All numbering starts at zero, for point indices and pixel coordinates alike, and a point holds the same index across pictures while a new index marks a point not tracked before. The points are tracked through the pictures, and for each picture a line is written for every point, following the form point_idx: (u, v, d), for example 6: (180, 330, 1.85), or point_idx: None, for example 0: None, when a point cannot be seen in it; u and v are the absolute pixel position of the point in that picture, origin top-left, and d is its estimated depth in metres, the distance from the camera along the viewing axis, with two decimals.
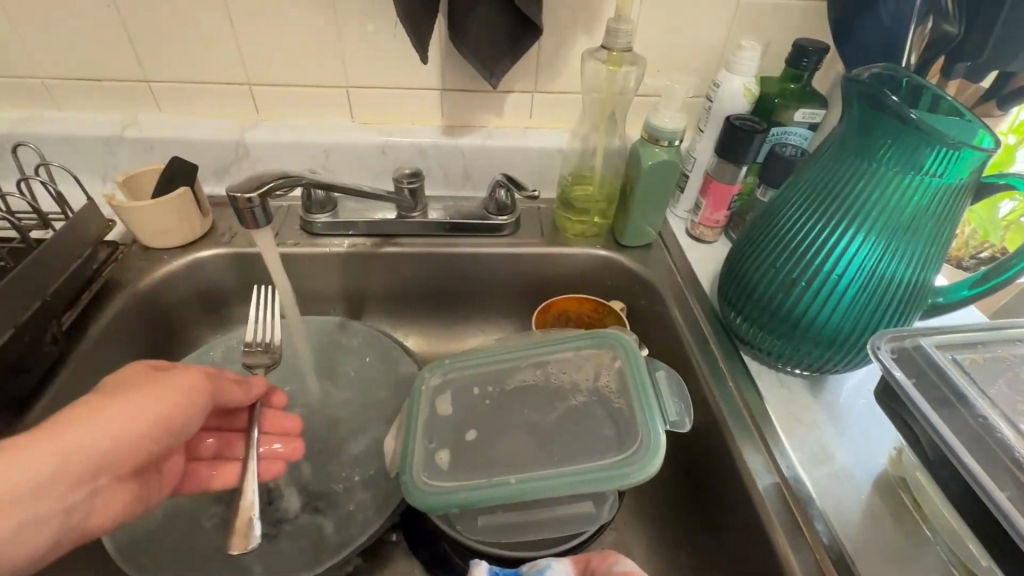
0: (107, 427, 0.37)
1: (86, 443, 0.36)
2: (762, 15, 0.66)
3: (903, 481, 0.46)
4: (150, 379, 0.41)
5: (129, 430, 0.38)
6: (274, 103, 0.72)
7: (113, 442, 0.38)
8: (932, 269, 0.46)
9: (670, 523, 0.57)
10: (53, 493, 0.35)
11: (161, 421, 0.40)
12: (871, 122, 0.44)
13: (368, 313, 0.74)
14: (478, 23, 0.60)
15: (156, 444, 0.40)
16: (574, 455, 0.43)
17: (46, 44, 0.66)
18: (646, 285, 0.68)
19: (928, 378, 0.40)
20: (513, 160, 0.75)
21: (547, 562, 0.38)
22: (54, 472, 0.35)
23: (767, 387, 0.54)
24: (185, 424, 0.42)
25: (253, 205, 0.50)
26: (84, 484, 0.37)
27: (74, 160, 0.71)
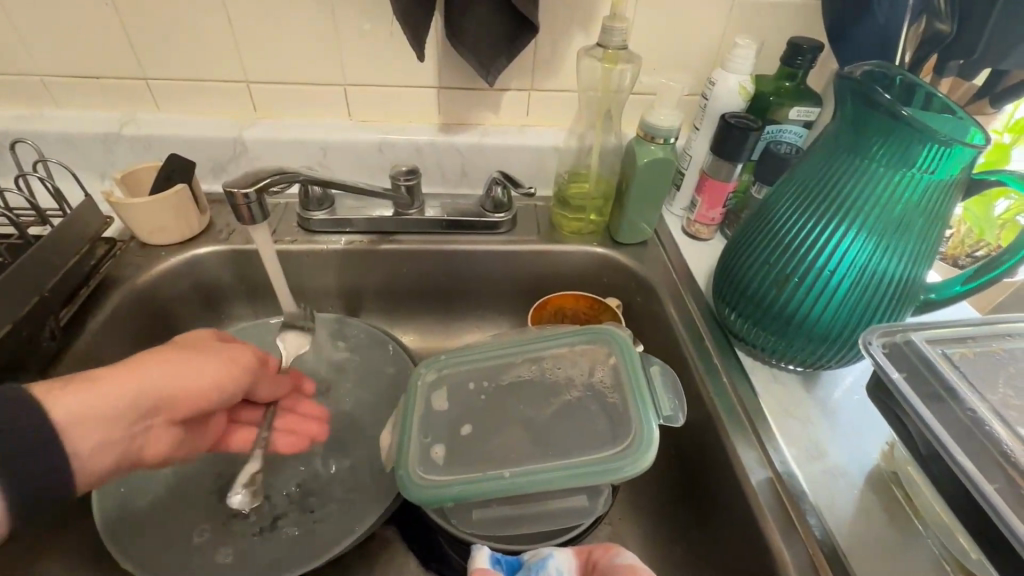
0: (174, 375, 0.43)
1: (157, 382, 0.42)
2: (756, 15, 0.66)
3: (895, 476, 0.47)
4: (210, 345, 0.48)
5: (192, 377, 0.44)
6: (271, 101, 0.72)
7: (171, 389, 0.43)
8: (924, 266, 0.47)
9: (665, 519, 0.57)
10: (124, 423, 0.40)
11: (215, 381, 0.46)
12: (864, 120, 0.44)
13: (365, 310, 0.75)
14: (474, 23, 0.61)
15: (207, 398, 0.46)
16: (568, 449, 0.43)
17: (44, 42, 0.66)
18: (642, 283, 0.68)
19: (920, 374, 0.40)
20: (509, 159, 0.76)
21: (549, 551, 0.39)
22: (126, 404, 0.40)
23: (761, 383, 0.55)
24: (232, 388, 0.48)
25: (249, 201, 0.50)
26: (149, 420, 0.42)
27: (72, 158, 0.72)
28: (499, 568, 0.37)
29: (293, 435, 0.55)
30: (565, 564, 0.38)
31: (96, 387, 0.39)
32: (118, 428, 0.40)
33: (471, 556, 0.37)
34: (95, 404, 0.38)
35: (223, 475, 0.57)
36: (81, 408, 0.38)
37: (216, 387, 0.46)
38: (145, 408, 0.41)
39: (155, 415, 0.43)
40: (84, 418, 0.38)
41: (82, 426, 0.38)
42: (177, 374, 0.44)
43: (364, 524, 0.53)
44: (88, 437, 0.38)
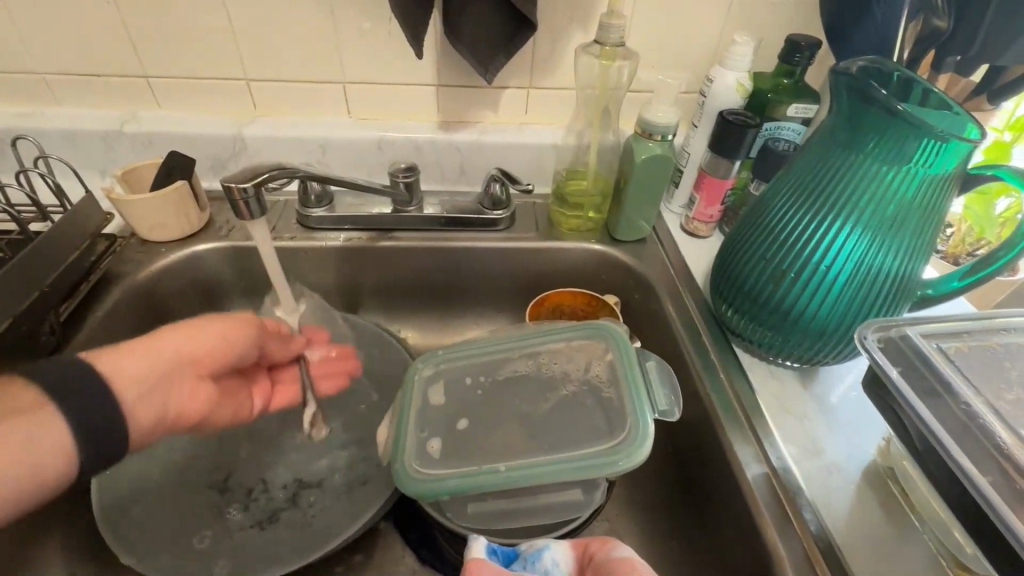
0: (192, 338, 0.45)
1: (176, 342, 0.43)
2: (754, 12, 0.66)
3: (891, 471, 0.47)
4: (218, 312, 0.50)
5: (207, 333, 0.46)
6: (270, 99, 0.73)
7: (191, 347, 0.44)
8: (921, 261, 0.47)
9: (662, 514, 0.57)
10: (158, 376, 0.41)
11: (230, 334, 0.47)
12: (860, 115, 0.44)
13: (364, 307, 0.75)
14: (472, 21, 0.61)
15: (228, 353, 0.47)
16: (563, 443, 0.44)
17: (46, 40, 0.66)
18: (640, 280, 0.68)
19: (915, 368, 0.40)
20: (508, 157, 0.76)
21: (546, 543, 0.39)
22: (156, 366, 0.41)
23: (758, 379, 0.55)
24: (249, 341, 0.49)
25: (247, 196, 0.51)
26: (179, 375, 0.43)
27: (73, 155, 0.72)
28: (494, 558, 0.37)
29: (331, 376, 0.60)
30: (561, 557, 0.38)
31: (125, 349, 0.40)
32: (155, 385, 0.41)
33: (466, 546, 0.37)
34: (124, 360, 0.39)
35: (222, 470, 0.58)
36: (118, 369, 0.39)
37: (233, 342, 0.47)
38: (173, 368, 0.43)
39: (185, 373, 0.44)
40: (120, 372, 0.39)
41: (124, 383, 0.39)
42: (195, 336, 0.45)
43: (362, 518, 0.53)
44: (128, 387, 0.39)
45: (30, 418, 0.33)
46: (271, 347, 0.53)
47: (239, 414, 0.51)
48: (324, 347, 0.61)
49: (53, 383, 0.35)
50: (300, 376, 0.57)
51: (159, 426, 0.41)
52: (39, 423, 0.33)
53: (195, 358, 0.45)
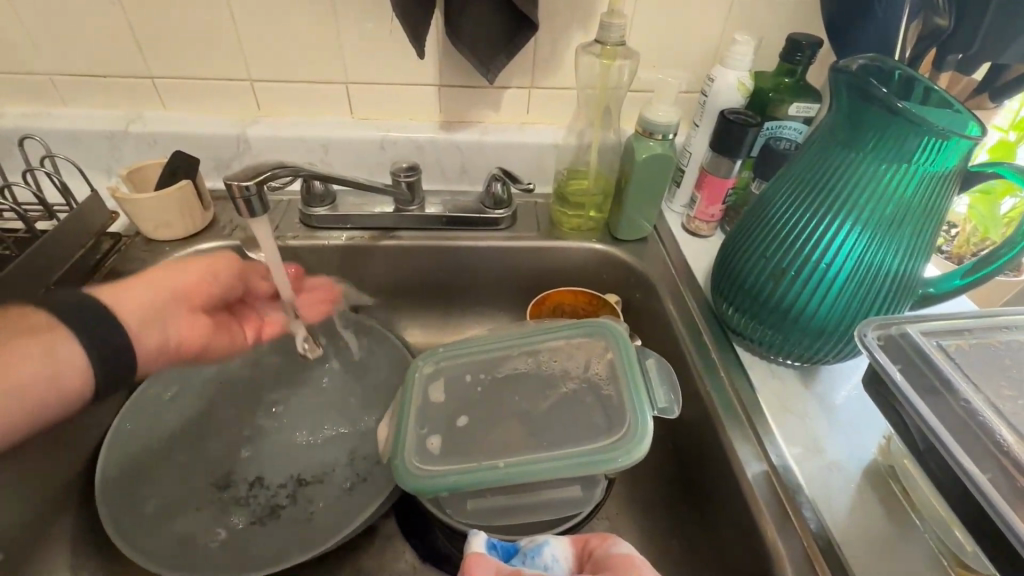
0: (177, 274, 0.48)
1: (164, 279, 0.47)
2: (756, 12, 0.67)
3: (892, 470, 0.47)
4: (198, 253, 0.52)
5: (189, 271, 0.49)
6: (273, 99, 0.73)
7: (177, 283, 0.48)
8: (922, 260, 0.46)
9: (662, 513, 0.57)
10: (154, 308, 0.45)
11: (211, 272, 0.50)
12: (860, 113, 0.44)
13: (366, 306, 0.75)
14: (472, 21, 0.61)
15: (213, 287, 0.50)
16: (563, 440, 0.44)
17: (52, 41, 0.67)
18: (641, 279, 0.68)
19: (914, 365, 0.40)
20: (509, 157, 0.76)
21: (545, 538, 0.39)
22: (149, 299, 0.45)
23: (759, 378, 0.55)
24: (229, 276, 0.52)
25: (248, 194, 0.51)
26: (172, 307, 0.47)
27: (79, 155, 0.73)
28: (494, 553, 0.37)
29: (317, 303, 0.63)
30: (561, 553, 0.38)
31: (120, 286, 0.44)
32: (152, 317, 0.45)
33: (466, 540, 0.37)
34: (120, 294, 0.43)
35: (224, 466, 0.58)
36: (117, 302, 0.43)
37: (216, 276, 0.50)
38: (165, 301, 0.46)
39: (177, 306, 0.47)
40: (120, 305, 0.43)
41: (125, 313, 0.43)
42: (180, 272, 0.48)
43: (361, 515, 0.53)
44: (130, 317, 0.43)
45: (44, 337, 0.38)
46: (252, 282, 0.56)
47: (236, 346, 0.54)
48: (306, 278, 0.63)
49: (61, 309, 0.40)
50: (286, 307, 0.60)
51: (161, 354, 0.46)
52: (54, 340, 0.39)
53: (184, 293, 0.48)
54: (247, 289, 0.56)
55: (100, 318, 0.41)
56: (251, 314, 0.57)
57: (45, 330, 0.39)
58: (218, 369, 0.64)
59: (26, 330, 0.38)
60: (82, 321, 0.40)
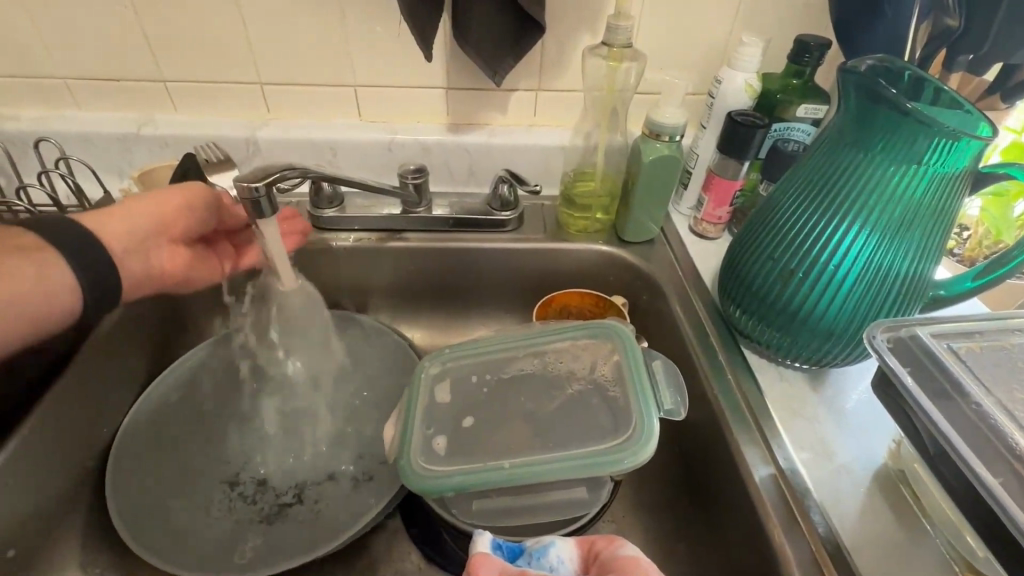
0: (155, 206, 0.52)
1: (145, 209, 0.51)
2: (765, 13, 0.66)
3: (902, 474, 0.46)
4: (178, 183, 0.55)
5: (168, 203, 0.52)
6: (283, 102, 0.74)
7: (157, 215, 0.52)
8: (931, 262, 0.46)
9: (669, 516, 0.57)
10: (137, 238, 0.51)
11: (188, 205, 0.54)
12: (869, 114, 0.44)
13: (373, 307, 0.76)
14: (479, 23, 0.62)
15: (189, 220, 0.54)
16: (569, 441, 0.44)
17: (68, 45, 0.68)
18: (648, 281, 0.68)
19: (924, 367, 0.40)
20: (516, 159, 0.77)
21: (552, 539, 0.39)
22: (130, 228, 0.50)
23: (767, 380, 0.54)
24: (206, 212, 0.55)
25: (258, 194, 0.51)
26: (153, 236, 0.52)
27: (93, 157, 0.74)
28: (499, 553, 0.37)
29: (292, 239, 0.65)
30: (567, 555, 0.38)
31: (106, 215, 0.50)
32: (135, 246, 0.51)
33: (472, 541, 0.37)
34: (107, 225, 0.49)
35: (232, 465, 0.59)
36: (102, 230, 0.49)
37: (192, 211, 0.54)
38: (144, 231, 0.51)
39: (156, 237, 0.52)
40: (106, 233, 0.49)
41: (110, 239, 0.49)
42: (160, 204, 0.52)
43: (367, 516, 0.53)
44: (114, 245, 0.49)
45: (37, 257, 0.43)
46: (226, 217, 0.58)
47: (213, 277, 0.59)
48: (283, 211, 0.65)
49: (51, 237, 0.44)
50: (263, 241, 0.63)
51: (144, 279, 0.52)
52: (45, 263, 0.43)
53: (163, 225, 0.53)
54: (223, 223, 0.59)
55: (88, 245, 0.46)
56: (230, 246, 0.61)
57: (36, 250, 0.43)
58: (227, 368, 0.64)
59: (19, 248, 0.43)
60: (71, 247, 0.45)
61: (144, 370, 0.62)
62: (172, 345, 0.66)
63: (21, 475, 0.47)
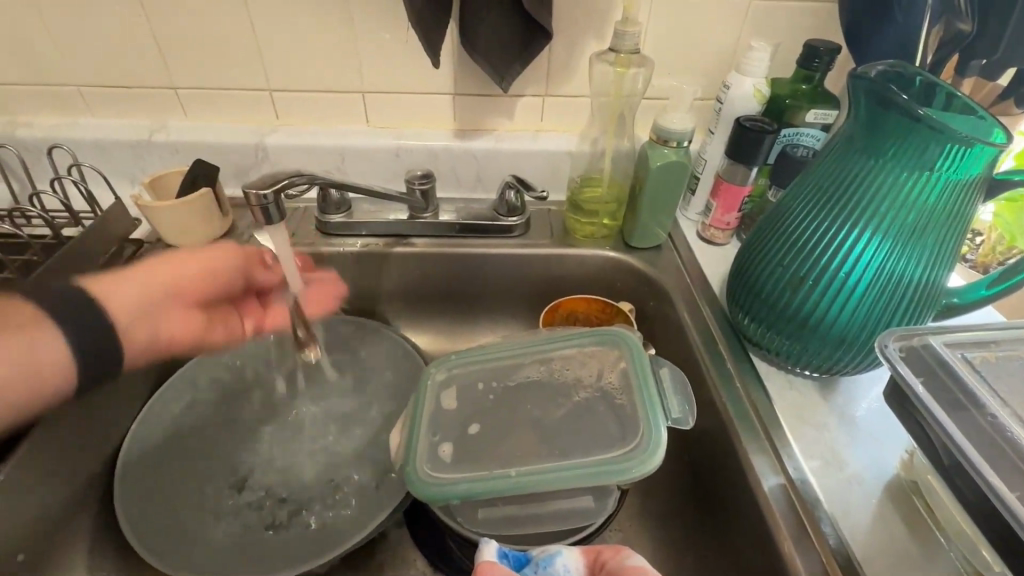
0: (179, 268, 0.50)
1: (159, 273, 0.48)
2: (772, 18, 0.66)
3: (915, 485, 0.45)
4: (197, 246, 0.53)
5: (185, 266, 0.50)
6: (292, 109, 0.74)
7: (173, 278, 0.49)
8: (944, 268, 0.46)
9: (676, 525, 0.56)
10: (148, 305, 0.47)
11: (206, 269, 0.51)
12: (880, 120, 0.43)
13: (380, 311, 0.76)
14: (486, 29, 0.62)
15: (206, 283, 0.51)
16: (575, 450, 0.43)
17: (82, 54, 0.69)
18: (655, 287, 0.67)
19: (938, 378, 0.39)
20: (522, 165, 0.77)
21: (557, 548, 0.39)
22: (148, 291, 0.47)
23: (776, 389, 0.53)
24: (224, 274, 0.53)
25: (266, 202, 0.52)
26: (165, 301, 0.48)
27: (105, 163, 0.75)
28: (505, 562, 0.37)
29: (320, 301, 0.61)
30: (572, 565, 0.38)
31: (114, 281, 0.45)
32: (145, 314, 0.46)
33: (478, 549, 0.37)
34: (115, 291, 0.45)
35: (239, 470, 0.59)
36: (108, 298, 0.44)
37: (214, 271, 0.52)
38: (163, 291, 0.48)
39: (170, 302, 0.49)
40: (112, 302, 0.44)
41: (119, 308, 0.44)
42: (176, 268, 0.49)
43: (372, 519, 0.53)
44: (123, 315, 0.44)
45: (30, 331, 0.39)
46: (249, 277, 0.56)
47: (232, 339, 0.56)
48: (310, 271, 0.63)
49: (50, 306, 0.40)
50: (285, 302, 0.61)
51: (152, 348, 0.47)
52: (41, 336, 0.39)
53: (177, 289, 0.49)
54: (246, 281, 0.57)
55: (92, 314, 0.42)
56: (251, 304, 0.59)
57: (32, 323, 0.39)
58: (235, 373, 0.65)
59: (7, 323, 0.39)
60: (71, 316, 0.41)
61: (153, 375, 0.63)
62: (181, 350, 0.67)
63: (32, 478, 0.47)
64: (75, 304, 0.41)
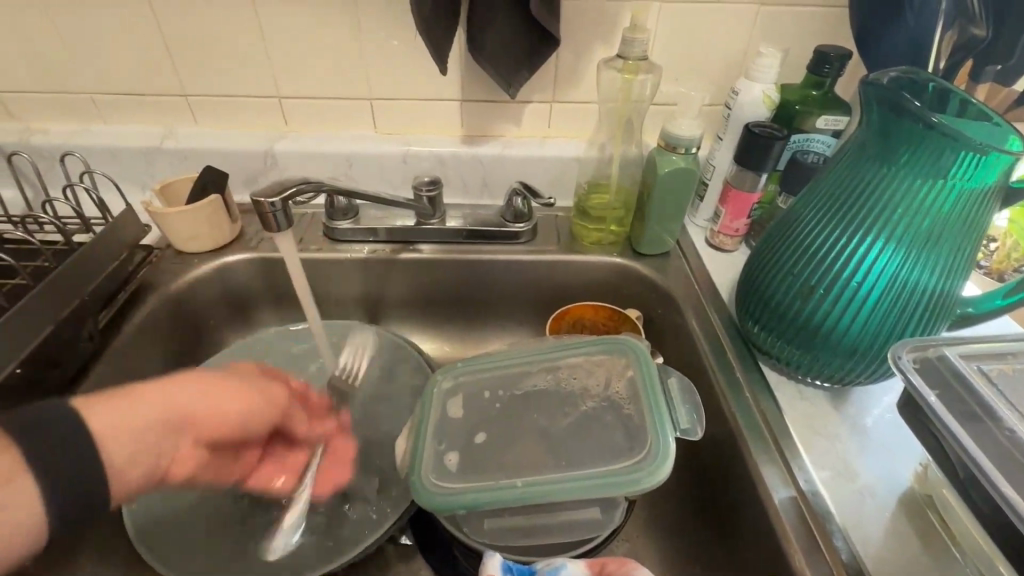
0: (212, 402, 0.45)
1: (189, 402, 0.44)
2: (782, 24, 0.66)
3: (930, 499, 0.44)
4: (253, 377, 0.50)
5: (225, 406, 0.45)
6: (301, 115, 0.75)
7: (198, 416, 0.44)
8: (959, 277, 0.45)
9: (684, 537, 0.55)
10: (157, 438, 0.42)
11: (244, 415, 0.46)
12: (892, 127, 0.43)
13: (386, 317, 0.76)
14: (494, 36, 0.62)
15: (234, 428, 0.46)
16: (582, 460, 0.43)
17: (96, 62, 0.70)
18: (663, 294, 0.67)
19: (953, 391, 0.38)
20: (529, 170, 0.76)
21: (562, 561, 0.38)
22: (163, 418, 0.42)
23: (786, 398, 0.53)
24: (262, 424, 0.48)
25: (275, 209, 0.52)
26: (174, 437, 0.43)
27: (116, 169, 0.76)
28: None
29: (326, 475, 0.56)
30: None
31: (130, 401, 0.41)
32: (145, 448, 0.41)
33: (482, 561, 0.37)
34: (131, 416, 0.40)
35: None
36: (105, 418, 0.39)
37: (252, 414, 0.47)
38: (178, 422, 0.43)
39: (184, 434, 0.43)
40: (120, 425, 0.39)
41: (121, 434, 0.39)
42: (214, 402, 0.45)
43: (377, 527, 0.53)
44: (122, 447, 0.39)
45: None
46: (290, 425, 0.52)
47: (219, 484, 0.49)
48: (341, 440, 0.58)
49: (36, 439, 0.34)
50: (301, 462, 0.55)
51: (140, 485, 0.41)
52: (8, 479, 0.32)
53: (199, 422, 0.44)
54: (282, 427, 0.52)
55: (80, 440, 0.36)
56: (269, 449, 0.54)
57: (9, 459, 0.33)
58: None
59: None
60: (61, 437, 0.35)
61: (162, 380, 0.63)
62: (189, 355, 0.67)
63: None
64: (73, 424, 0.36)
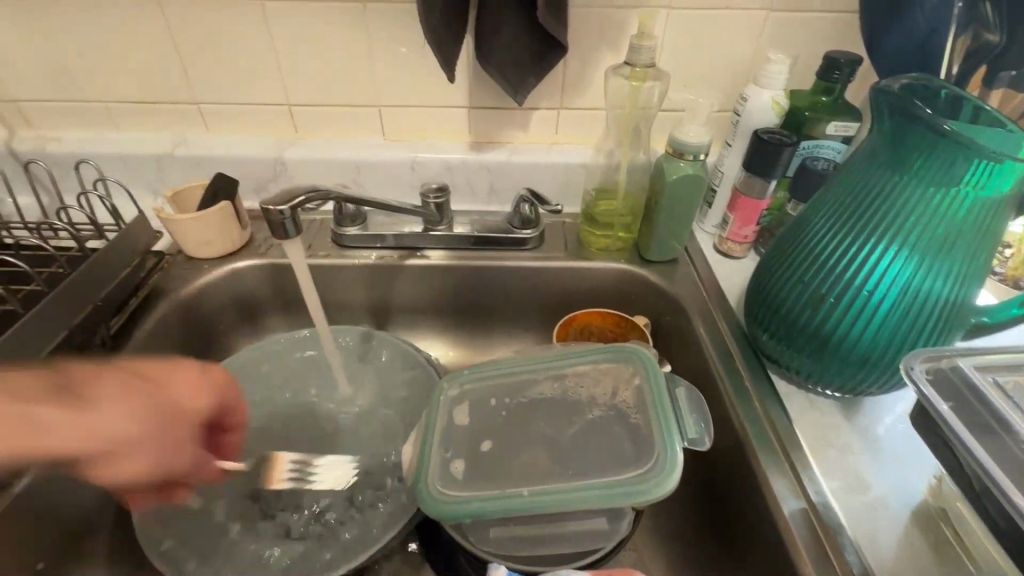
0: (118, 430, 0.36)
1: (86, 427, 0.35)
2: (791, 30, 0.65)
3: (943, 512, 0.43)
4: (192, 415, 0.42)
5: (138, 449, 0.37)
6: (310, 123, 0.76)
7: (78, 448, 0.35)
8: (973, 286, 0.44)
9: (692, 548, 0.55)
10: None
11: (149, 466, 0.38)
12: (903, 135, 0.42)
13: (393, 323, 0.76)
14: (501, 43, 0.62)
15: (131, 478, 0.38)
16: (588, 469, 0.43)
17: (110, 71, 0.71)
18: (671, 301, 0.66)
19: (968, 404, 0.37)
20: (537, 177, 0.76)
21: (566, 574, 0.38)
22: (55, 444, 0.34)
23: (796, 408, 0.52)
24: (162, 477, 0.40)
25: (284, 217, 0.53)
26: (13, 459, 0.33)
27: (129, 176, 0.77)
28: None
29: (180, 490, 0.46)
30: None
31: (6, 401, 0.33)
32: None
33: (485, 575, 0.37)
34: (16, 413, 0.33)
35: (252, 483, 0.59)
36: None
37: (159, 472, 0.39)
38: (50, 457, 0.34)
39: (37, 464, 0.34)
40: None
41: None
42: (125, 439, 0.36)
43: (383, 534, 0.53)
44: None
45: None
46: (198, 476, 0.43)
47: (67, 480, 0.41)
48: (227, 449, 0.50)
49: None
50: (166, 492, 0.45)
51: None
52: None
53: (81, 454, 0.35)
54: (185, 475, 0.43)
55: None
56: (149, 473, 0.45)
57: None
58: (251, 383, 0.65)
59: None
60: None
61: None
62: (199, 360, 0.68)
63: (53, 485, 0.48)
64: None
